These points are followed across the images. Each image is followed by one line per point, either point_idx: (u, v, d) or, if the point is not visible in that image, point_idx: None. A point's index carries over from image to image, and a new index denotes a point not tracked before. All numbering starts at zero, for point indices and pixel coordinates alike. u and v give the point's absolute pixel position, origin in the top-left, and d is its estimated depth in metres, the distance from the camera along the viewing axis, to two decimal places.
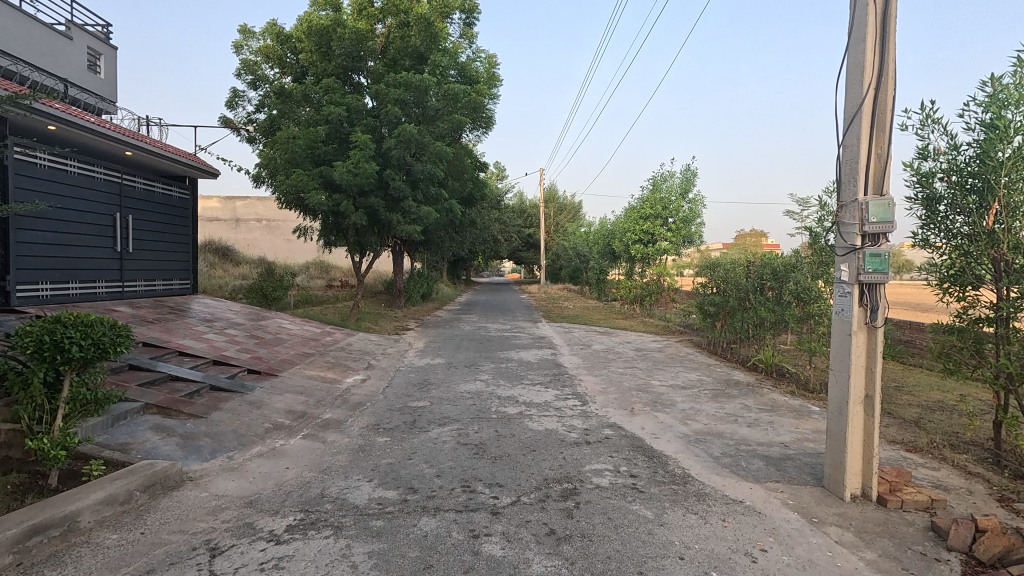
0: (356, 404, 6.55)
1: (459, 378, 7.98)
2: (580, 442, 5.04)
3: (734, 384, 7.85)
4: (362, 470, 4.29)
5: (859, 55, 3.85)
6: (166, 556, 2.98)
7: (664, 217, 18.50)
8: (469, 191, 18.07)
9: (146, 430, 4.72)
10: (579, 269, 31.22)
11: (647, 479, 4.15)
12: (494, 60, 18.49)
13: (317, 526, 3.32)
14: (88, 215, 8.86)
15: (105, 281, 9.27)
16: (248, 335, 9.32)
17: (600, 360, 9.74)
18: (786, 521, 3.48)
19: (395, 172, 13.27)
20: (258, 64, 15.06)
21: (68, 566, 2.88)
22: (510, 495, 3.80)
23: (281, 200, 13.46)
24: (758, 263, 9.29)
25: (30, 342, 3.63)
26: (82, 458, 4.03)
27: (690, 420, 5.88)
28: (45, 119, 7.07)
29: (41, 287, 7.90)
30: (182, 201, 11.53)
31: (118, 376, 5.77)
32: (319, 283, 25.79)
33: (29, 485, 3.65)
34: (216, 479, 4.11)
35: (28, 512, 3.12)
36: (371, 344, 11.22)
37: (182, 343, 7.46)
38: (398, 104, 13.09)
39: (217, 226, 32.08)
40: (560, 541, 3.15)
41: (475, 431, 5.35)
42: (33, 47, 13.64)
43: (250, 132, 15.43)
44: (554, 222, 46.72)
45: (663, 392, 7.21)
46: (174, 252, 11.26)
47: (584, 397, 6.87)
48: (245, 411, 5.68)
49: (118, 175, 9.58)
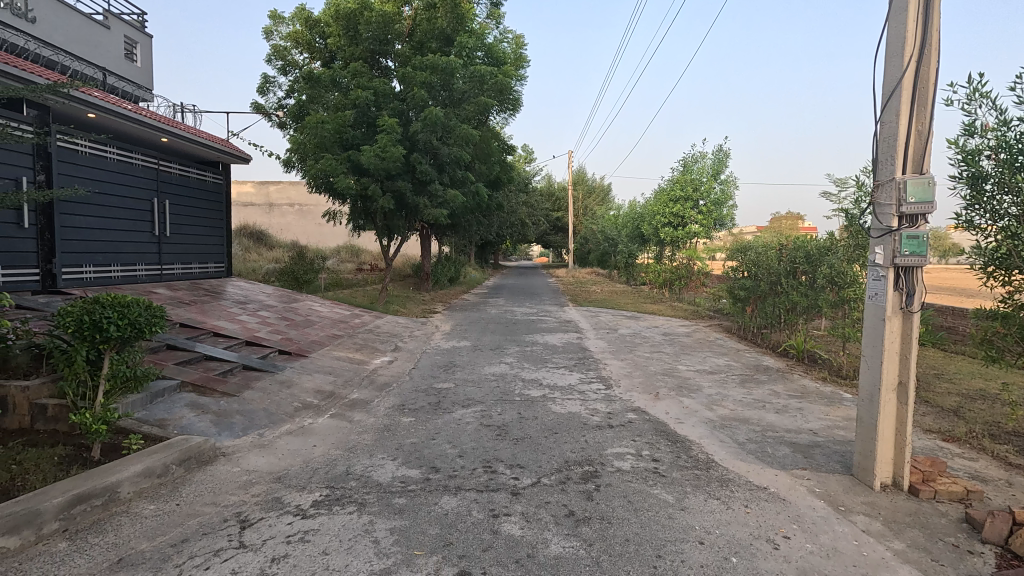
0: (382, 384, 6.68)
1: (484, 361, 8.04)
2: (602, 425, 5.03)
3: (763, 369, 7.68)
4: (386, 449, 4.37)
5: (899, 27, 3.67)
6: (199, 527, 3.11)
7: (695, 199, 18.06)
8: (496, 174, 18.05)
9: (182, 407, 4.92)
10: (607, 253, 31.02)
11: (669, 464, 4.12)
12: (521, 41, 18.26)
13: (341, 502, 3.41)
14: (127, 200, 9.16)
15: (144, 264, 9.62)
16: (280, 317, 9.55)
17: (625, 345, 9.68)
18: (811, 509, 3.42)
19: (422, 156, 13.36)
20: (288, 49, 15.22)
21: (108, 533, 3.05)
22: (531, 476, 3.84)
23: (311, 185, 13.60)
24: (791, 247, 9.06)
25: (71, 322, 3.81)
26: (122, 432, 4.23)
27: (716, 406, 5.80)
28: (86, 107, 7.32)
29: (84, 270, 8.24)
30: (216, 186, 11.79)
31: (156, 355, 6.00)
32: (350, 266, 26.22)
33: (74, 456, 3.85)
34: (247, 455, 4.25)
35: (73, 482, 3.31)
36: (398, 326, 11.42)
37: (216, 325, 7.71)
38: (425, 87, 13.13)
39: (252, 211, 32.90)
40: (578, 523, 3.16)
41: (497, 413, 5.40)
42: (72, 37, 14.04)
43: (280, 118, 15.70)
44: (583, 206, 46.43)
45: (689, 377, 7.12)
46: (208, 236, 11.55)
47: (608, 381, 6.85)
48: (276, 390, 5.86)
49: (155, 161, 9.87)
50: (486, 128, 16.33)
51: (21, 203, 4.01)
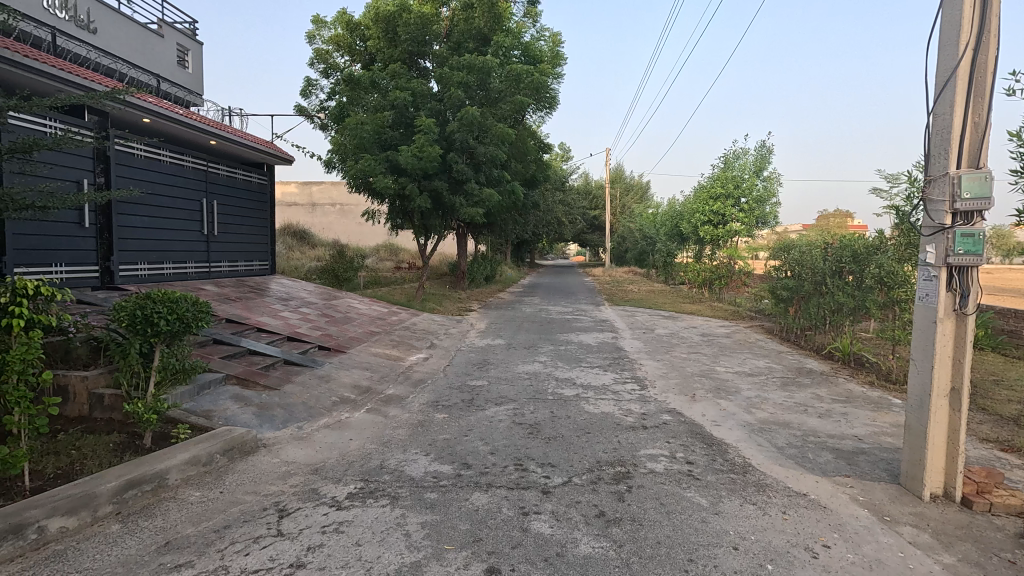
0: (417, 380, 6.78)
1: (518, 359, 8.05)
2: (636, 426, 4.97)
3: (806, 372, 7.43)
4: (420, 445, 4.44)
5: (954, 14, 3.48)
6: (240, 514, 3.24)
7: (736, 197, 17.57)
8: (532, 172, 18.04)
9: (226, 400, 5.11)
10: (645, 252, 30.59)
11: (704, 467, 4.04)
12: (558, 39, 18.20)
13: (375, 495, 3.49)
14: (178, 200, 9.58)
15: (194, 262, 10.04)
16: (320, 314, 9.82)
17: (662, 345, 9.52)
18: (854, 518, 3.29)
19: (458, 156, 13.49)
20: (330, 53, 15.61)
21: (157, 517, 3.21)
22: (562, 476, 3.83)
23: (351, 184, 13.90)
24: (837, 246, 8.73)
25: (125, 316, 4.02)
26: (171, 422, 4.44)
27: (755, 409, 5.65)
28: (141, 113, 7.70)
29: (139, 267, 8.66)
30: (261, 187, 12.21)
31: (203, 349, 6.25)
32: (389, 264, 26.72)
33: (127, 443, 4.06)
34: (286, 447, 4.39)
35: (126, 468, 3.50)
36: (434, 324, 11.56)
37: (260, 320, 7.98)
38: (461, 87, 13.23)
39: (295, 211, 33.92)
40: (608, 524, 3.14)
41: (530, 411, 5.41)
42: (129, 46, 14.51)
43: (322, 119, 16.11)
44: (620, 204, 45.99)
45: (727, 379, 6.96)
46: (253, 235, 11.97)
47: (643, 381, 6.76)
48: (314, 385, 6.03)
49: (204, 163, 10.29)
50: (523, 127, 16.39)
51: (81, 205, 4.26)
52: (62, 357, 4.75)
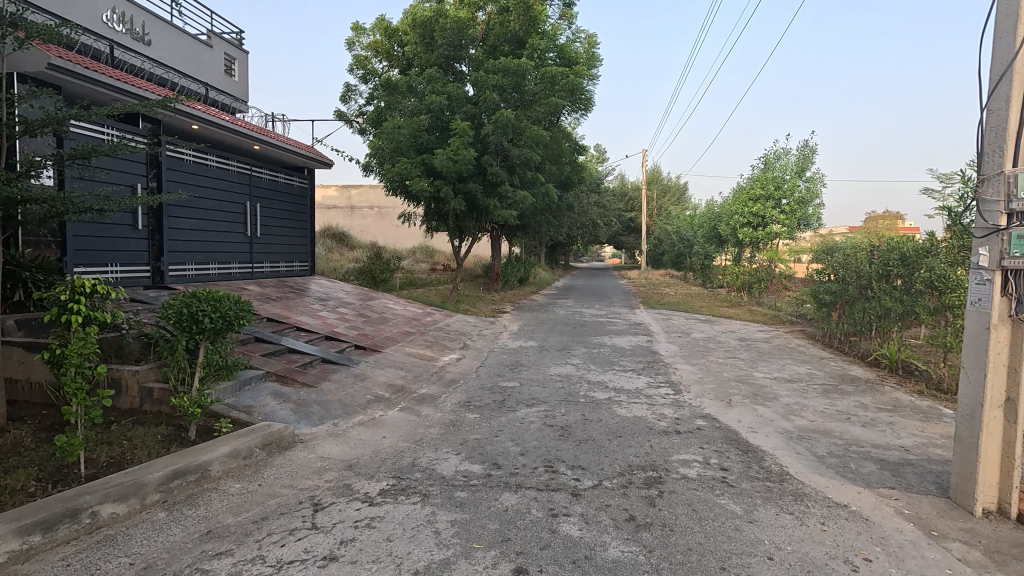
0: (450, 381, 6.86)
1: (550, 362, 8.04)
2: (669, 431, 4.89)
3: (850, 380, 7.14)
4: (451, 444, 4.49)
5: (1010, 4, 3.30)
6: (277, 507, 3.34)
7: (777, 198, 17.08)
8: (566, 173, 17.99)
9: (266, 396, 5.28)
10: (683, 254, 30.06)
11: (738, 474, 3.94)
12: (594, 40, 18.11)
13: (407, 492, 3.55)
14: (224, 203, 9.96)
15: (238, 262, 10.40)
16: (357, 314, 10.03)
17: (698, 349, 9.34)
18: (898, 532, 3.16)
19: (493, 158, 13.56)
20: (369, 59, 15.97)
21: (200, 506, 3.35)
22: (592, 479, 3.80)
23: (388, 188, 14.15)
24: (884, 248, 8.39)
25: (173, 314, 4.23)
26: (214, 416, 4.62)
27: (794, 416, 5.48)
28: (190, 119, 8.04)
29: (187, 267, 9.02)
30: (302, 190, 12.57)
31: (245, 346, 6.48)
32: (424, 266, 27.10)
33: (173, 435, 4.24)
34: (322, 443, 4.51)
35: (171, 459, 3.67)
36: (468, 325, 11.64)
37: (299, 320, 8.22)
38: (497, 90, 13.33)
39: (335, 213, 34.76)
40: (638, 528, 3.10)
41: (562, 414, 5.39)
42: (183, 56, 14.83)
43: (361, 124, 16.48)
44: (657, 205, 45.41)
45: (765, 385, 6.76)
46: (295, 236, 12.33)
47: (677, 386, 6.64)
48: (350, 383, 6.17)
49: (249, 168, 10.67)
50: (557, 129, 16.37)
51: (133, 207, 4.49)
52: (115, 352, 5.01)
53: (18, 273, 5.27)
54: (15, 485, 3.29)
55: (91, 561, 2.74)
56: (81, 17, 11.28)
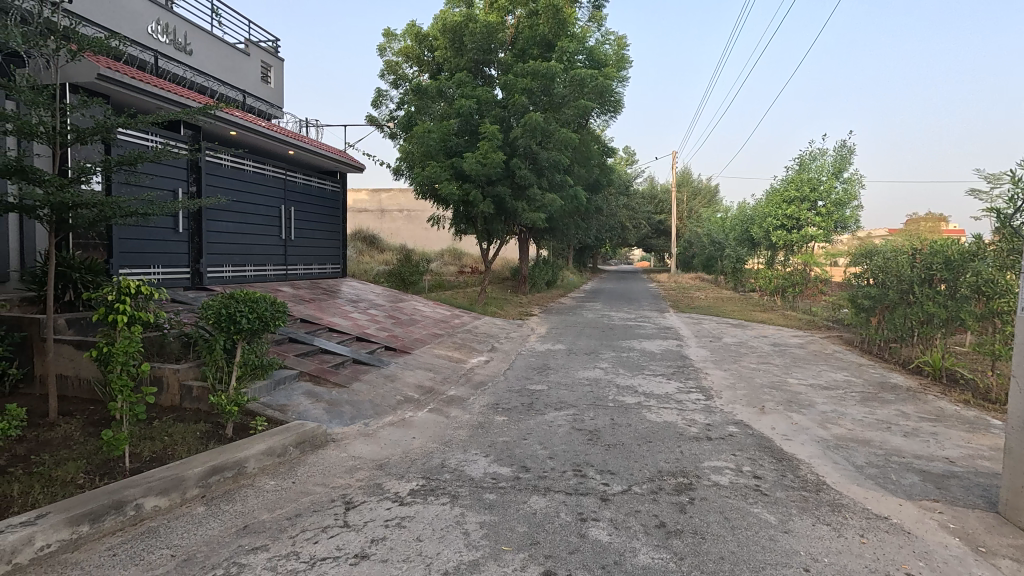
0: (478, 383, 6.88)
1: (578, 365, 8.00)
2: (700, 437, 4.81)
3: (890, 388, 6.89)
4: (479, 446, 4.51)
5: None
6: (311, 504, 3.42)
7: (813, 200, 16.60)
8: (595, 176, 17.91)
9: (300, 395, 5.40)
10: (714, 258, 29.54)
11: (772, 483, 3.85)
12: (623, 42, 18.00)
13: (436, 493, 3.58)
14: (260, 207, 10.24)
15: (273, 264, 10.67)
16: (387, 315, 10.19)
17: (730, 354, 9.16)
18: (942, 546, 3.04)
19: (521, 162, 13.58)
20: (399, 64, 16.21)
21: (237, 502, 3.44)
22: (621, 484, 3.77)
23: (418, 191, 14.31)
24: (927, 251, 8.09)
25: (212, 315, 4.38)
26: (250, 414, 4.75)
27: (831, 424, 5.32)
28: (228, 126, 8.29)
29: (225, 269, 9.30)
30: (334, 193, 12.81)
31: (280, 347, 6.64)
32: (452, 269, 27.32)
33: (212, 432, 4.37)
34: (353, 442, 4.58)
35: (210, 456, 3.79)
36: (496, 328, 11.68)
37: (331, 321, 8.38)
38: (526, 93, 13.36)
39: (365, 217, 35.33)
40: (669, 535, 3.06)
41: (590, 418, 5.36)
42: (222, 65, 15.33)
43: (391, 128, 16.74)
44: (687, 208, 44.82)
45: (800, 392, 6.59)
46: (327, 239, 12.58)
47: (708, 391, 6.52)
48: (381, 383, 6.26)
49: (284, 172, 10.93)
50: (586, 131, 16.30)
51: (175, 211, 4.68)
52: (157, 350, 5.20)
53: (69, 273, 5.61)
54: (66, 477, 3.44)
55: (135, 552, 2.84)
56: (128, 28, 11.76)
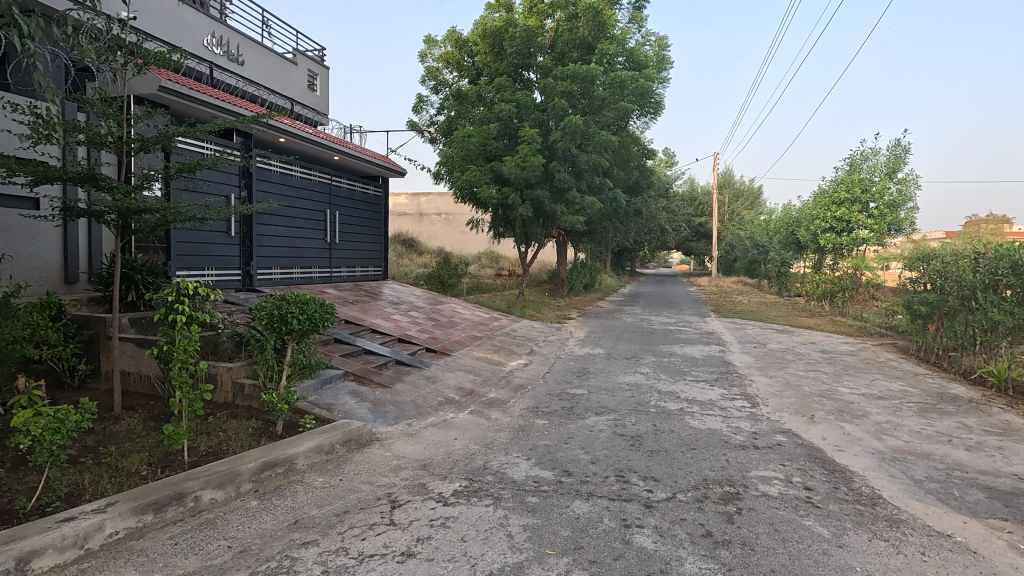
0: (518, 386, 6.90)
1: (619, 370, 7.92)
2: (746, 445, 4.69)
3: (950, 399, 6.55)
4: (521, 449, 4.53)
5: None
6: (358, 501, 3.50)
7: (864, 201, 15.98)
8: (634, 178, 17.73)
9: (345, 395, 5.54)
10: (757, 262, 28.79)
11: (824, 495, 3.72)
12: (664, 43, 17.79)
13: (479, 494, 3.61)
14: (306, 211, 10.56)
15: (318, 267, 10.96)
16: (427, 317, 10.34)
17: (776, 361, 8.90)
18: (1012, 568, 2.87)
19: (561, 165, 13.57)
20: (440, 70, 16.42)
21: (288, 497, 3.56)
22: (665, 491, 3.71)
23: (458, 195, 14.49)
24: (991, 255, 7.68)
25: (264, 316, 4.55)
26: (300, 413, 4.90)
27: (886, 435, 5.10)
28: (278, 133, 8.59)
29: (273, 271, 9.61)
30: (376, 198, 13.10)
31: (326, 347, 6.83)
32: (490, 272, 27.48)
33: (263, 429, 4.53)
34: (397, 442, 4.67)
35: (262, 452, 3.93)
36: (534, 331, 11.69)
37: (374, 322, 8.57)
38: (565, 97, 13.35)
39: (404, 220, 36.01)
40: (716, 545, 3.00)
41: (632, 423, 5.29)
42: (272, 75, 15.88)
43: (432, 133, 17.00)
44: (729, 211, 43.85)
45: (852, 401, 6.33)
46: (370, 242, 12.86)
47: (754, 398, 6.35)
48: (423, 385, 6.36)
49: (329, 177, 11.24)
50: (626, 134, 16.17)
51: (229, 216, 4.88)
52: (211, 349, 5.42)
53: (132, 276, 5.92)
54: (131, 468, 3.64)
55: (195, 541, 2.98)
56: (186, 41, 12.32)
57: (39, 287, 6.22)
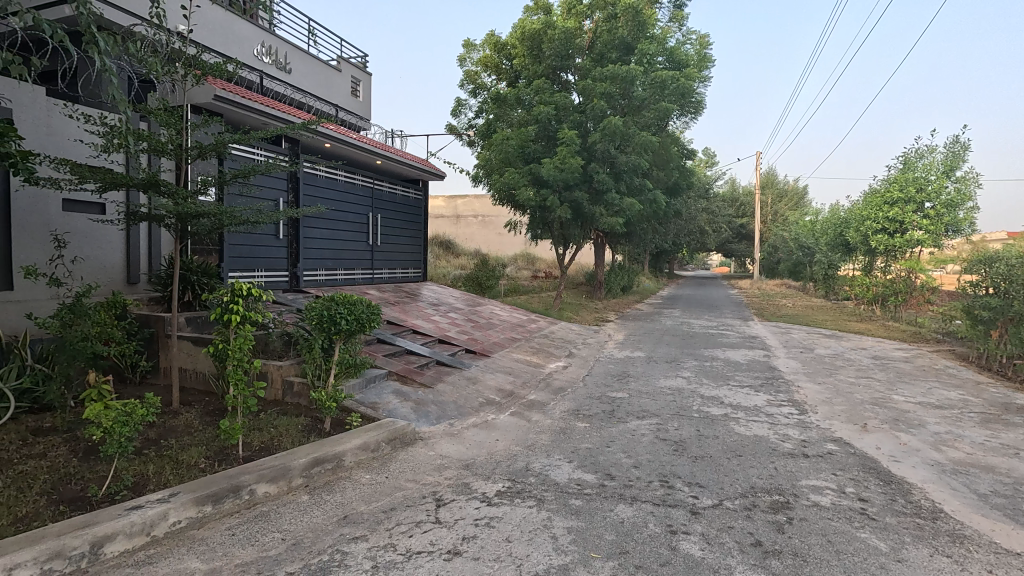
0: (557, 388, 6.90)
1: (660, 373, 7.81)
2: (796, 453, 4.57)
3: (1015, 410, 6.20)
4: (563, 451, 4.53)
5: None
6: (404, 499, 3.57)
7: (920, 201, 15.26)
8: (674, 179, 17.46)
9: (389, 394, 5.65)
10: (801, 264, 27.90)
11: (880, 507, 3.59)
12: (705, 41, 17.48)
13: (522, 496, 3.63)
14: (350, 214, 10.82)
15: (361, 268, 11.22)
16: (466, 319, 10.44)
17: (824, 367, 8.60)
18: None
19: (600, 166, 13.50)
20: (478, 73, 16.56)
21: (337, 493, 3.67)
22: (712, 498, 3.65)
23: (496, 197, 14.59)
24: None
25: (314, 317, 4.71)
26: (346, 411, 5.04)
27: (946, 447, 4.87)
28: (324, 139, 8.85)
29: (318, 273, 9.90)
30: (417, 201, 13.31)
31: (370, 347, 6.99)
32: (527, 274, 27.52)
33: (312, 426, 4.67)
34: (440, 442, 4.74)
35: (312, 448, 4.06)
36: (572, 333, 11.65)
37: (415, 323, 8.72)
38: (605, 98, 13.28)
39: (441, 222, 36.47)
40: (766, 555, 2.93)
41: (675, 428, 5.22)
42: (317, 82, 16.33)
43: (470, 136, 17.17)
44: (772, 212, 42.65)
45: (908, 410, 6.07)
46: (410, 244, 13.08)
47: (802, 405, 6.15)
48: (464, 385, 6.43)
49: (371, 181, 11.49)
50: (666, 134, 15.95)
51: (280, 220, 5.07)
52: (262, 348, 5.62)
53: (189, 277, 6.21)
54: (190, 461, 3.81)
55: (251, 533, 3.10)
56: (238, 51, 12.80)
57: (106, 286, 6.59)
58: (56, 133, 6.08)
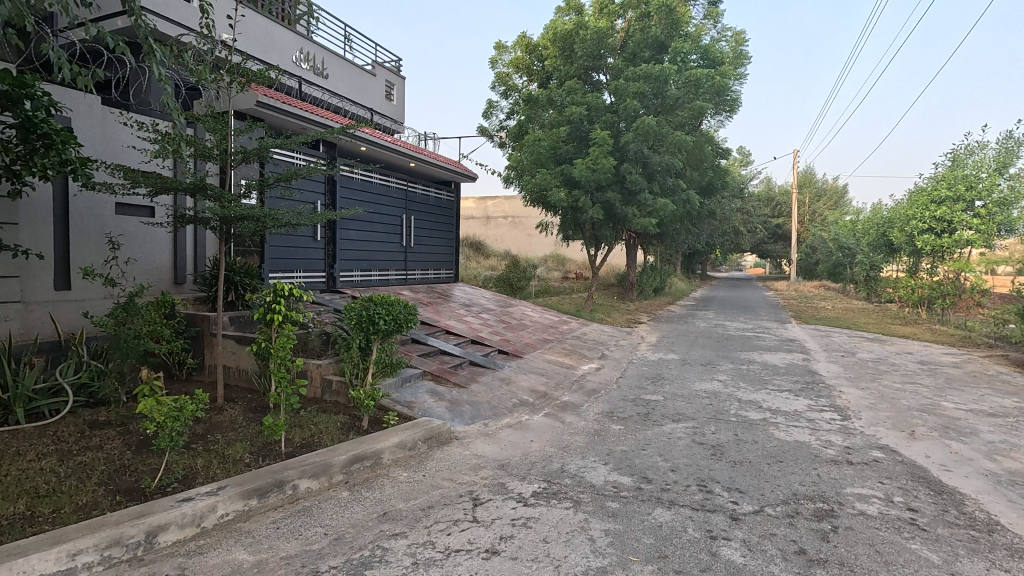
0: (591, 390, 6.87)
1: (695, 376, 7.69)
2: (839, 460, 4.44)
3: None
4: (598, 453, 4.51)
5: None
6: (441, 497, 3.61)
7: (970, 199, 14.61)
8: (709, 179, 17.16)
9: (424, 393, 5.73)
10: (842, 266, 27.03)
11: (931, 517, 3.46)
12: (740, 38, 17.14)
13: (559, 497, 3.63)
14: (384, 216, 11.00)
15: (394, 269, 11.38)
16: (498, 320, 10.49)
17: (867, 371, 8.32)
18: None
19: (632, 166, 13.38)
20: (510, 75, 16.61)
21: (376, 489, 3.74)
22: (752, 504, 3.58)
23: (527, 198, 14.62)
24: None
25: (353, 317, 4.83)
26: (383, 409, 5.13)
27: (1002, 456, 4.65)
28: (360, 142, 9.03)
29: (354, 274, 10.09)
30: (449, 202, 13.43)
31: (404, 346, 7.09)
32: (557, 275, 27.45)
33: (350, 424, 4.77)
34: (475, 441, 4.77)
35: (351, 445, 4.15)
36: (604, 335, 11.57)
37: (448, 324, 8.80)
38: (638, 97, 13.16)
39: (472, 223, 36.70)
40: (811, 563, 2.86)
41: (712, 432, 5.14)
42: (352, 86, 16.64)
43: (501, 138, 17.23)
44: (810, 211, 41.44)
45: (959, 418, 5.82)
46: (442, 245, 13.21)
47: (845, 411, 5.97)
48: (497, 386, 6.46)
49: (405, 183, 11.66)
50: (701, 133, 15.70)
51: (319, 222, 5.19)
52: (302, 346, 5.77)
53: (232, 277, 6.41)
54: (236, 455, 3.94)
55: (295, 526, 3.19)
56: (278, 58, 13.14)
57: (155, 286, 6.88)
58: (111, 141, 6.36)
